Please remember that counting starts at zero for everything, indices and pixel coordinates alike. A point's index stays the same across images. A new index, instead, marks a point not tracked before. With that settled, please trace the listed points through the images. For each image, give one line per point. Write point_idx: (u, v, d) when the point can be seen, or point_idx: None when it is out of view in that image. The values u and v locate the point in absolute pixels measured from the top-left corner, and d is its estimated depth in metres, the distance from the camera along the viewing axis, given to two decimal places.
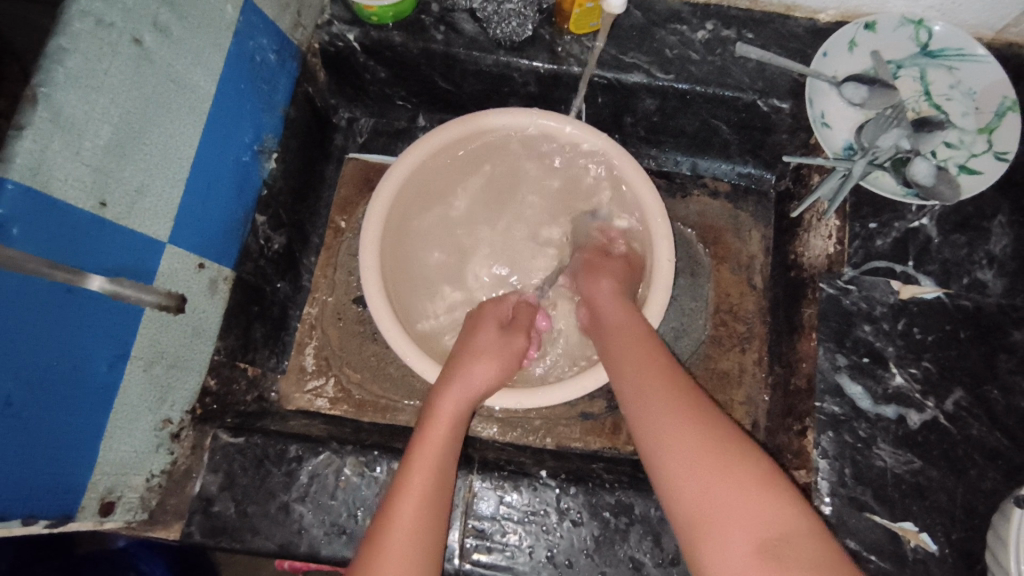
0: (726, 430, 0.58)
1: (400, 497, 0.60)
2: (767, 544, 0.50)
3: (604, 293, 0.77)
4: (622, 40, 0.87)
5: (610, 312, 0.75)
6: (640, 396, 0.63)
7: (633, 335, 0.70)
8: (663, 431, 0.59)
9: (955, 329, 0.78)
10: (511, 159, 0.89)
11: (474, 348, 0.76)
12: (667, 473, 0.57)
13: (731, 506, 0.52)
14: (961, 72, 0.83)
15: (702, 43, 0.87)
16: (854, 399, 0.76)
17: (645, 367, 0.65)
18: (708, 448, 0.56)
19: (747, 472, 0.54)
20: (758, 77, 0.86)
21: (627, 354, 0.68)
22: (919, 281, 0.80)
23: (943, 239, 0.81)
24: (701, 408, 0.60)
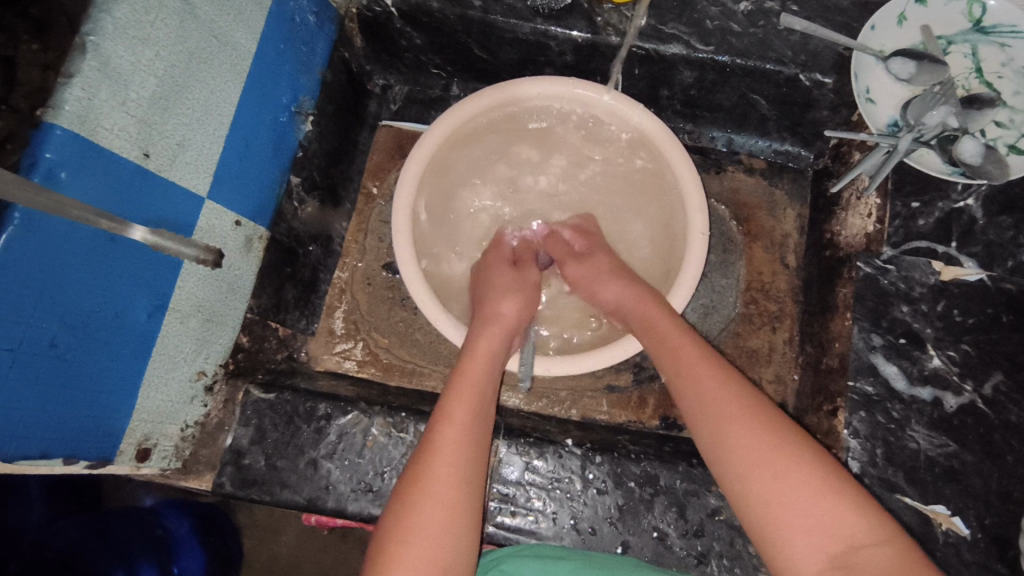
0: (793, 432, 0.56)
1: (439, 428, 0.60)
2: (835, 552, 0.49)
3: (631, 293, 0.75)
4: (662, 10, 0.85)
5: (641, 311, 0.73)
6: (697, 398, 0.62)
7: (683, 337, 0.67)
8: (726, 432, 0.57)
9: (997, 312, 0.76)
10: (541, 128, 0.88)
11: (497, 291, 0.78)
12: (734, 475, 0.56)
13: (807, 503, 0.52)
14: (1015, 50, 0.79)
15: (744, 15, 0.84)
16: (888, 379, 0.75)
17: (701, 370, 0.63)
18: (771, 448, 0.55)
19: (817, 474, 0.53)
20: (800, 51, 0.84)
21: (675, 357, 0.66)
22: (961, 263, 0.78)
23: (988, 221, 0.78)
24: (763, 412, 0.58)
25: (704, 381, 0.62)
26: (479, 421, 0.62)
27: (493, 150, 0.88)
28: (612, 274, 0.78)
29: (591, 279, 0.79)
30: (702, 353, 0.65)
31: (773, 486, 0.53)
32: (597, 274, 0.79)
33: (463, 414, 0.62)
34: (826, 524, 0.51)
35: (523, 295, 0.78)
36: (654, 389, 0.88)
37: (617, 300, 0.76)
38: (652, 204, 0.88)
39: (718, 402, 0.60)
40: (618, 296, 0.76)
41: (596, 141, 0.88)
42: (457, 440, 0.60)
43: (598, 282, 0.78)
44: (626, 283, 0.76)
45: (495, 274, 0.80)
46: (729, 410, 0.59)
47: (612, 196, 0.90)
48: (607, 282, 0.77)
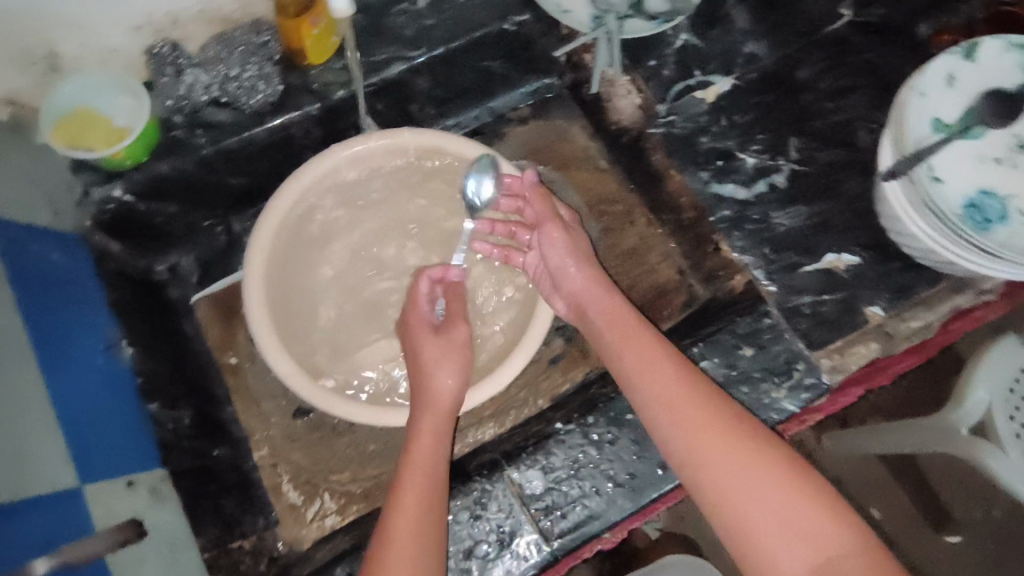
0: (759, 435, 0.59)
1: (392, 520, 0.62)
2: (820, 560, 0.51)
3: (590, 285, 0.75)
4: (365, 43, 0.90)
5: (597, 312, 0.73)
6: (669, 402, 0.62)
7: (640, 341, 0.68)
8: (700, 446, 0.59)
9: (761, 96, 0.90)
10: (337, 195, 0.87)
11: (430, 356, 0.74)
12: (711, 489, 0.57)
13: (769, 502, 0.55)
14: None
15: (428, 7, 0.91)
16: (733, 196, 0.86)
17: (665, 380, 0.64)
18: (743, 460, 0.57)
19: (774, 464, 0.56)
20: (491, 6, 0.93)
21: (640, 366, 0.66)
22: (712, 81, 0.91)
23: (704, 42, 0.92)
24: (731, 410, 0.61)
25: (666, 391, 0.63)
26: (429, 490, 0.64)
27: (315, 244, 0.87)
28: (580, 257, 0.76)
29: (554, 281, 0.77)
30: (666, 358, 0.66)
31: (749, 499, 0.55)
32: (564, 253, 0.77)
33: (410, 495, 0.63)
34: (807, 528, 0.53)
35: (454, 360, 0.74)
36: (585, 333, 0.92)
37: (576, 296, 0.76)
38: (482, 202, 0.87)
39: (683, 413, 0.61)
40: (580, 289, 0.75)
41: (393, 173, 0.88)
42: (413, 523, 0.61)
43: (561, 264, 0.77)
44: (582, 272, 0.76)
45: (422, 344, 0.75)
46: (699, 417, 0.61)
47: (436, 214, 0.90)
48: (569, 267, 0.76)
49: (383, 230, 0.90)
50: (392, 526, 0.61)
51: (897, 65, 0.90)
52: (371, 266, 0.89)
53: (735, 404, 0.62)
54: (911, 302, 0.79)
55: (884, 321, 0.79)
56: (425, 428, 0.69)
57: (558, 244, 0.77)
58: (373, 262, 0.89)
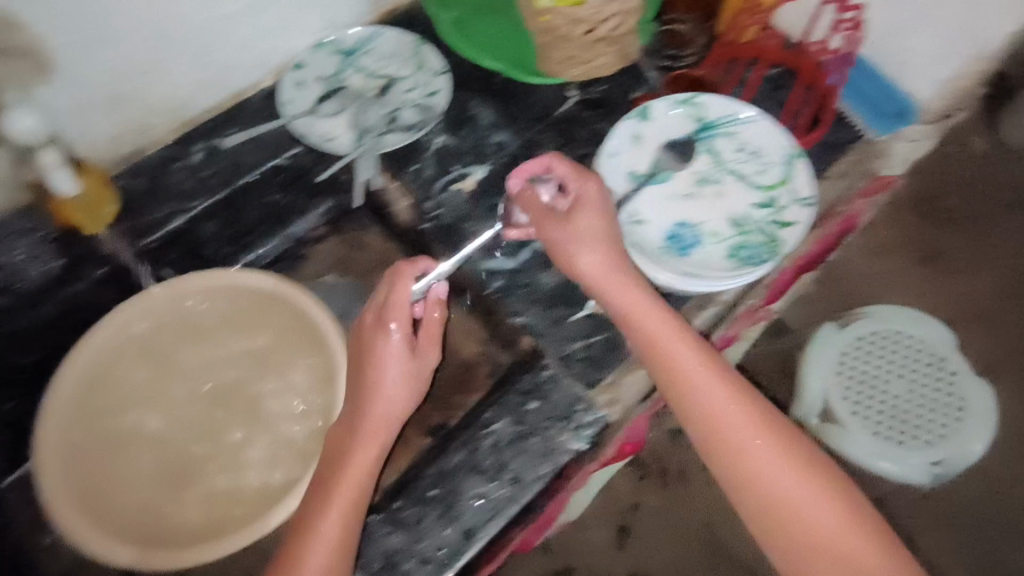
0: (772, 423, 0.72)
1: (320, 523, 0.71)
2: (790, 516, 0.68)
3: (611, 273, 0.76)
4: (145, 202, 0.98)
5: (618, 277, 0.76)
6: (706, 400, 0.72)
7: (669, 329, 0.75)
8: (722, 433, 0.72)
9: (512, 176, 1.02)
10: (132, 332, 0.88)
11: (391, 375, 0.78)
12: (712, 441, 0.72)
13: (781, 474, 0.69)
14: (378, 49, 1.11)
15: (205, 160, 1.02)
16: (502, 267, 0.95)
17: (699, 375, 0.73)
18: (770, 434, 0.71)
19: (779, 437, 0.71)
20: (265, 149, 1.04)
21: (684, 348, 0.74)
22: (469, 172, 1.02)
23: (458, 140, 1.05)
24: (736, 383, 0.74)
25: (688, 368, 0.73)
26: (349, 522, 0.72)
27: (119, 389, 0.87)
28: (591, 238, 0.77)
29: (567, 266, 0.78)
30: (690, 352, 0.74)
31: (761, 463, 0.70)
32: (597, 225, 0.77)
33: (338, 508, 0.72)
34: (804, 503, 0.69)
35: (409, 373, 0.79)
36: (407, 421, 0.96)
37: (597, 283, 0.77)
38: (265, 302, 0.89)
39: (698, 379, 0.73)
40: (600, 284, 0.77)
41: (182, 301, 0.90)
42: (331, 532, 0.71)
43: (574, 245, 0.77)
44: (603, 252, 0.77)
45: (388, 369, 0.78)
46: (725, 418, 0.72)
47: (241, 344, 0.92)
48: (586, 218, 0.77)
49: (188, 371, 0.91)
50: (313, 538, 0.70)
51: None
52: (177, 408, 0.90)
53: (759, 392, 0.75)
54: None
55: None
56: (356, 459, 0.75)
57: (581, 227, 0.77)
58: (180, 405, 0.90)
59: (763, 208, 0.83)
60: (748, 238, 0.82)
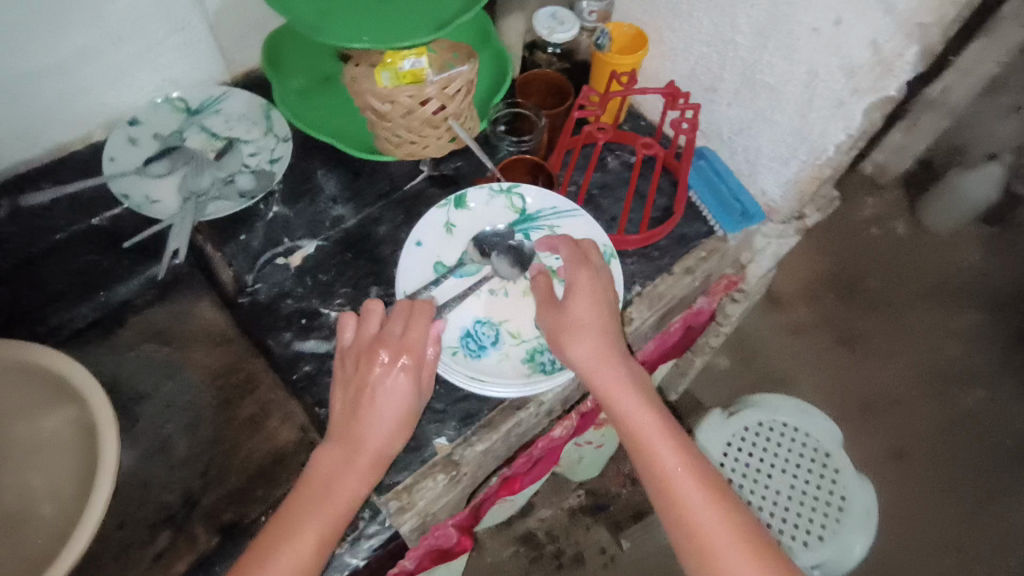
0: (737, 513, 0.65)
1: None
2: None
3: (602, 363, 0.71)
4: None
5: (598, 352, 0.71)
6: (676, 453, 0.68)
7: (642, 411, 0.70)
8: (692, 509, 0.65)
9: (343, 253, 0.96)
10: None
11: (387, 414, 0.68)
12: (701, 539, 0.64)
13: (722, 537, 0.63)
14: (226, 110, 1.07)
15: (8, 218, 0.95)
16: (314, 351, 0.88)
17: (643, 424, 0.69)
18: (733, 515, 0.65)
19: (714, 498, 0.66)
20: (75, 208, 0.97)
21: (622, 398, 0.70)
22: (299, 247, 0.97)
23: (293, 212, 1.00)
24: (655, 403, 0.72)
25: (656, 451, 0.68)
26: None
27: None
28: (588, 301, 0.73)
29: (557, 348, 0.72)
30: (661, 426, 0.70)
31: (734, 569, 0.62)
32: (583, 305, 0.72)
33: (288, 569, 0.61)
34: None
35: (378, 451, 0.68)
36: (197, 518, 0.86)
37: (585, 369, 0.71)
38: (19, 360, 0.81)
39: (663, 462, 0.68)
40: (584, 321, 0.72)
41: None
42: None
43: (567, 323, 0.72)
44: (594, 311, 0.73)
45: (390, 408, 0.68)
46: (699, 468, 0.68)
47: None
48: (579, 298, 0.73)
49: None
50: None
51: None
52: None
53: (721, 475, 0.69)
54: (479, 427, 0.82)
55: (453, 452, 0.81)
56: (322, 518, 0.64)
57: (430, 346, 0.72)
58: None
59: None
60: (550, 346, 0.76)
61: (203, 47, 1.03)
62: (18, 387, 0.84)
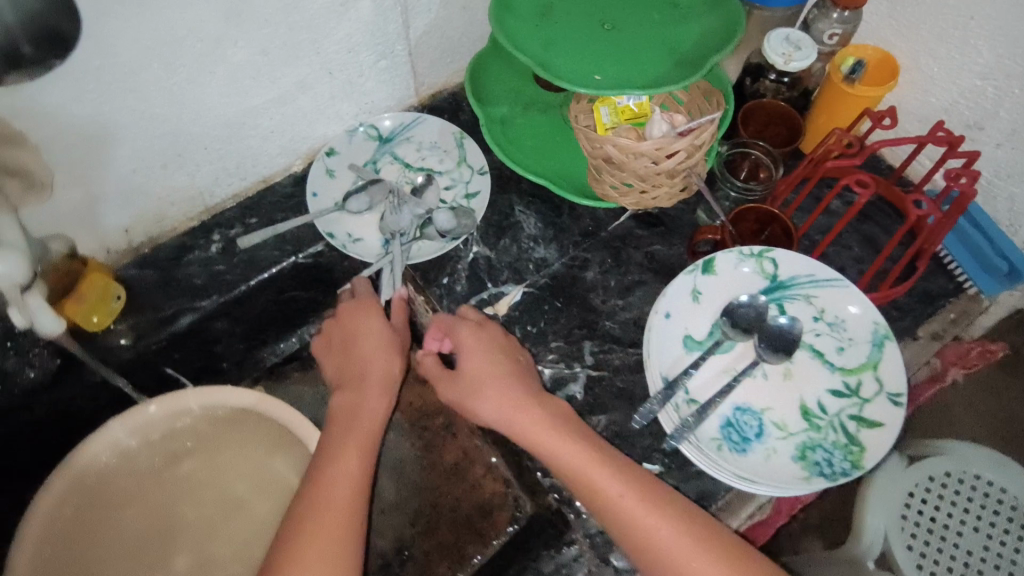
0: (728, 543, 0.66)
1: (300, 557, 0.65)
2: None
3: (542, 427, 0.73)
4: (152, 299, 0.91)
5: (516, 399, 0.75)
6: (645, 507, 0.67)
7: (586, 457, 0.70)
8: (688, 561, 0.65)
9: (552, 301, 0.92)
10: (63, 533, 0.76)
11: (382, 350, 0.84)
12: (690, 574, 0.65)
13: (694, 559, 0.65)
14: (417, 136, 1.03)
15: (220, 253, 0.94)
16: None
17: (610, 488, 0.68)
18: (724, 548, 0.66)
19: (686, 527, 0.67)
20: (284, 244, 0.95)
21: (602, 475, 0.69)
22: (505, 292, 0.93)
23: (495, 252, 0.95)
24: (636, 475, 0.70)
25: (624, 502, 0.67)
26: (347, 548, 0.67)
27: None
28: (488, 354, 0.78)
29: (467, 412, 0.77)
30: (629, 485, 0.68)
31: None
32: (474, 347, 0.79)
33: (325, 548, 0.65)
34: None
35: (384, 366, 0.83)
36: (409, 570, 0.88)
37: (528, 437, 0.73)
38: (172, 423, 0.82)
39: (644, 519, 0.67)
40: (477, 369, 0.77)
41: (92, 463, 0.79)
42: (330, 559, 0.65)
43: (471, 377, 0.77)
44: (492, 337, 0.80)
45: (364, 343, 0.84)
46: (691, 525, 0.66)
47: (178, 459, 0.84)
48: (467, 346, 0.79)
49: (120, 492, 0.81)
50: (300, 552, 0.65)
51: (680, 255, 0.94)
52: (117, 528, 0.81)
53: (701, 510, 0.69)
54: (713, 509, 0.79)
55: None
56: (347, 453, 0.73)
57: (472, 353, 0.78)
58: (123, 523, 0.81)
59: (842, 398, 0.71)
60: (819, 440, 0.69)
61: (402, 72, 0.98)
62: (172, 455, 0.84)
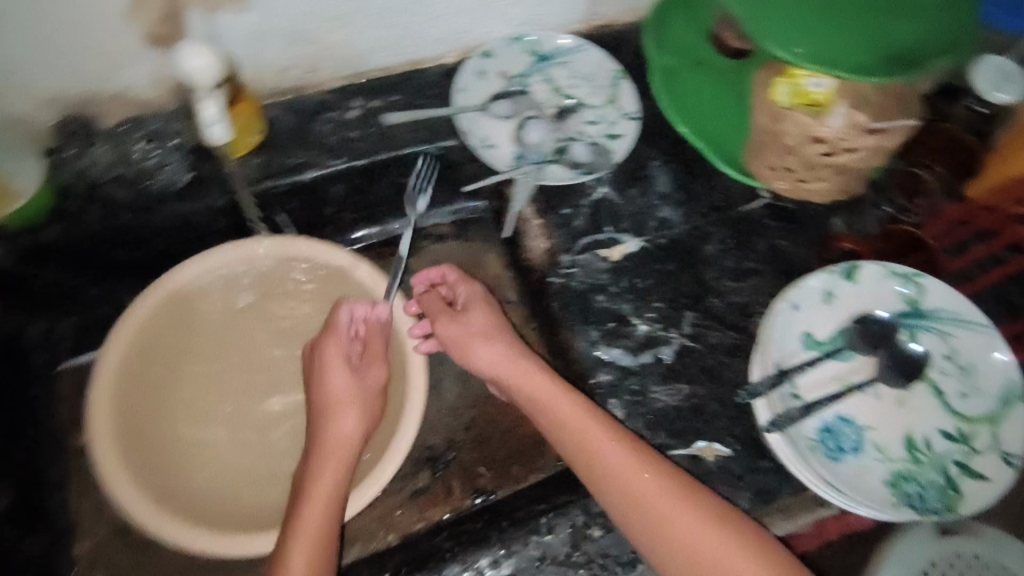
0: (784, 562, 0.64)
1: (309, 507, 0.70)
2: None
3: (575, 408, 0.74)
4: (284, 145, 0.92)
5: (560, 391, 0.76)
6: (689, 508, 0.67)
7: (642, 456, 0.70)
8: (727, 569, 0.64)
9: (664, 263, 0.90)
10: (160, 354, 0.80)
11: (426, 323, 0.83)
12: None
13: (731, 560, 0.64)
14: (575, 64, 1.00)
15: (356, 120, 0.94)
16: (616, 360, 0.85)
17: (657, 487, 0.68)
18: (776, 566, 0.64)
19: (715, 520, 0.66)
20: (419, 128, 0.95)
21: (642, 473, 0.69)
22: (621, 240, 0.92)
23: (622, 199, 0.94)
24: (679, 476, 0.70)
25: (661, 501, 0.68)
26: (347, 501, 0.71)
27: (152, 450, 0.77)
28: (483, 337, 0.81)
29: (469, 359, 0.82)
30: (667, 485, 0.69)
31: None
32: (471, 327, 0.82)
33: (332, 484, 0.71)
34: None
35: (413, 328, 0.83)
36: (453, 471, 0.88)
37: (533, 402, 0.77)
38: (229, 266, 0.82)
39: (682, 520, 0.66)
40: (477, 332, 0.81)
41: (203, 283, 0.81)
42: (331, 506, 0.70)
43: (455, 335, 0.81)
44: (473, 312, 0.83)
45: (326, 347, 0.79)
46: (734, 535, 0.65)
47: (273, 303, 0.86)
48: (469, 320, 0.82)
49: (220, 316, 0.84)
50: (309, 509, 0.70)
51: (804, 257, 0.91)
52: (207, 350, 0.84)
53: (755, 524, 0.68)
54: (772, 508, 0.78)
55: None
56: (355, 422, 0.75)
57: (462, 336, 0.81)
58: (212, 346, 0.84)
59: (951, 441, 0.68)
60: (917, 473, 0.67)
61: None
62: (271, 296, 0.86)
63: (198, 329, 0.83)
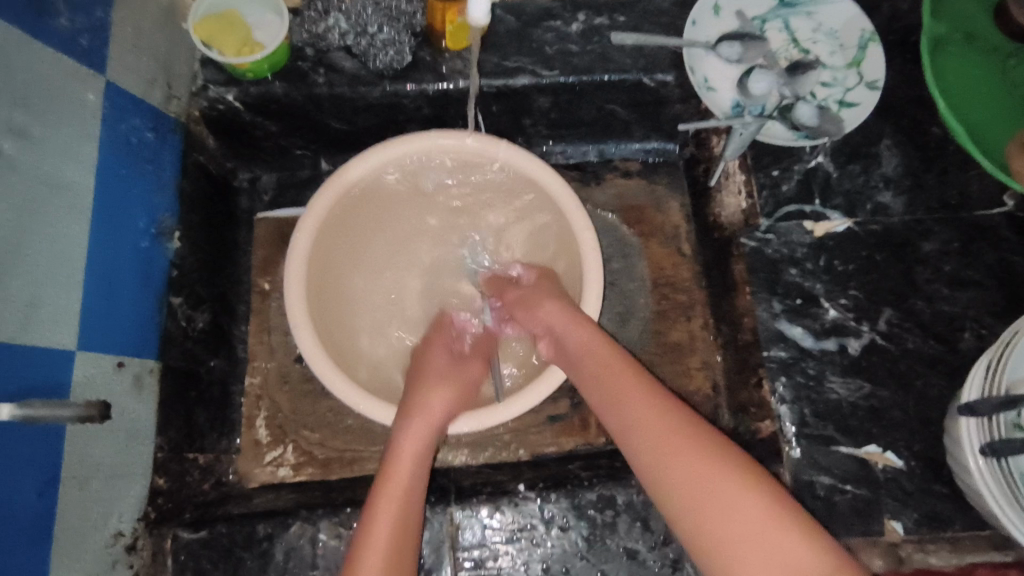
0: None
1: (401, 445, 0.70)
2: None
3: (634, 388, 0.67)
4: (502, 45, 0.88)
5: (614, 365, 0.69)
6: (778, 519, 0.55)
7: (724, 455, 0.60)
8: None
9: (872, 252, 0.83)
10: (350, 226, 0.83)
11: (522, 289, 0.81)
12: None
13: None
14: (821, 15, 0.90)
15: (578, 34, 0.88)
16: (798, 341, 0.79)
17: (738, 486, 0.57)
18: None
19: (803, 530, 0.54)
20: (639, 57, 0.88)
21: (736, 476, 0.58)
22: (828, 216, 0.84)
23: (840, 172, 0.86)
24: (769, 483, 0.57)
25: (749, 509, 0.56)
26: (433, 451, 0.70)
27: (336, 313, 0.82)
28: (555, 304, 0.75)
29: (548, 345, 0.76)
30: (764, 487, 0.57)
31: None
32: (537, 296, 0.77)
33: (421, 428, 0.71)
34: None
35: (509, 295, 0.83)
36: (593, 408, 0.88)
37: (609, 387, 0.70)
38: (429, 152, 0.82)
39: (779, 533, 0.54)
40: (551, 319, 0.75)
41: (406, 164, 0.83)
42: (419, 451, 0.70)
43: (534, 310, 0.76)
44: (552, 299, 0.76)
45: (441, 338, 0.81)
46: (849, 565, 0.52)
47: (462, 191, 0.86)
48: (545, 305, 0.76)
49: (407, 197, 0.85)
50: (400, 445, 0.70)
51: None
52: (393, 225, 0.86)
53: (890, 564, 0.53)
54: (934, 535, 0.73)
55: (898, 542, 0.72)
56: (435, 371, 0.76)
57: (528, 298, 0.78)
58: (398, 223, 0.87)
59: None
60: None
61: None
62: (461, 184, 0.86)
63: (392, 208, 0.86)
